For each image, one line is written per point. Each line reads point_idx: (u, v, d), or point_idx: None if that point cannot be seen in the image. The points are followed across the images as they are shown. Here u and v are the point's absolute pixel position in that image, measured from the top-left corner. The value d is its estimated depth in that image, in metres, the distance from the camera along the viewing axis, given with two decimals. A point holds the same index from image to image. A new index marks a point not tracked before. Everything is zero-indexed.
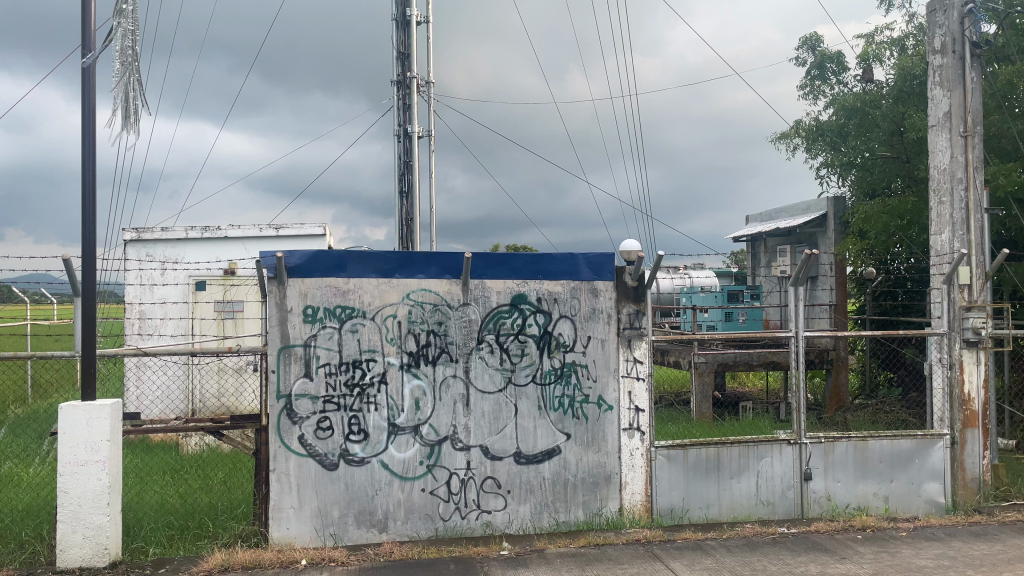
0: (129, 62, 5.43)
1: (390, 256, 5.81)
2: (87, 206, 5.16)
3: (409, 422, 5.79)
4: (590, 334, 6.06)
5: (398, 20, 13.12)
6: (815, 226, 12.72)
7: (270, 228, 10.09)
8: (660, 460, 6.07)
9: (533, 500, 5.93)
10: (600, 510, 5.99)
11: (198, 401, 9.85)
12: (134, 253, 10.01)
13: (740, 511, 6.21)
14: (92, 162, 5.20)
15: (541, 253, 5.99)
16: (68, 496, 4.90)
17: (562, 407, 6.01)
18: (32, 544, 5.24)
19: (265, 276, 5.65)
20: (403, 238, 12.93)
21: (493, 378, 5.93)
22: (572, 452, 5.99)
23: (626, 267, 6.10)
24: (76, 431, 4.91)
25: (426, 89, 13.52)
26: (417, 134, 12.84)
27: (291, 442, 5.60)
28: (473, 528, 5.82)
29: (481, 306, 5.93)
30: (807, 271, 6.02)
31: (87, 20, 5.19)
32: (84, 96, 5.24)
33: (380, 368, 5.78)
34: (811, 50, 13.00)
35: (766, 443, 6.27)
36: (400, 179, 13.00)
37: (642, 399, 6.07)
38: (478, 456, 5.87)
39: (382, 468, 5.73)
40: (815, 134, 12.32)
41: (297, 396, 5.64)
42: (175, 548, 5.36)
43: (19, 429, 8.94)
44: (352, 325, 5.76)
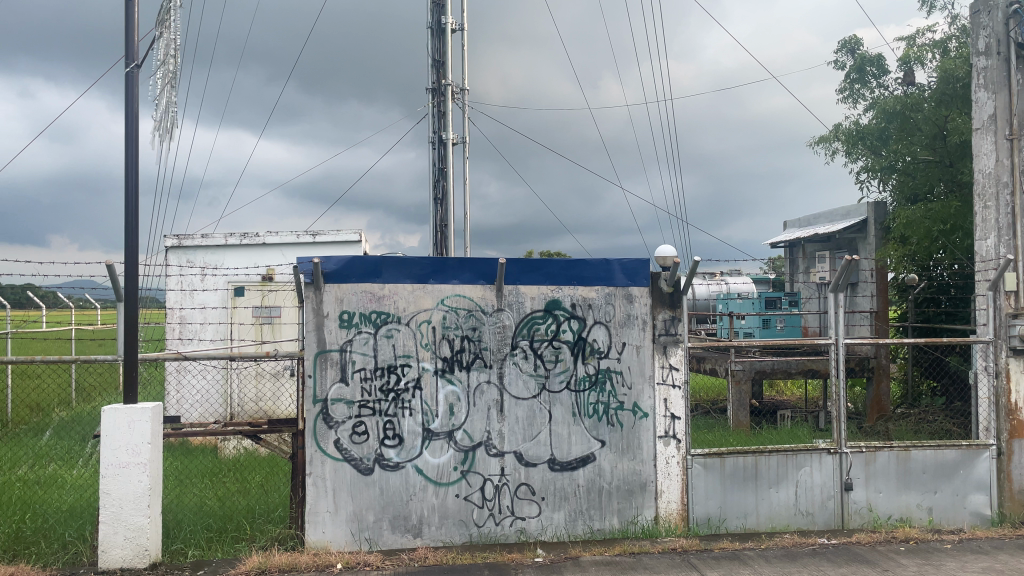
0: (170, 71, 5.54)
1: (424, 262, 5.83)
2: (130, 212, 5.26)
3: (443, 427, 5.80)
4: (625, 341, 6.02)
5: (433, 28, 13.22)
6: (854, 231, 12.51)
7: (307, 235, 10.22)
8: (696, 468, 5.99)
9: (567, 507, 5.90)
10: (636, 518, 5.93)
11: (236, 405, 10.01)
12: (175, 259, 10.21)
13: (779, 522, 6.11)
14: (135, 170, 5.30)
15: (575, 259, 5.97)
16: (110, 497, 4.98)
17: (596, 414, 5.97)
18: (75, 545, 5.35)
19: (301, 281, 5.71)
20: (437, 245, 12.98)
21: (527, 384, 5.92)
22: (607, 459, 5.95)
23: (661, 273, 6.07)
24: (119, 434, 5.00)
25: (461, 95, 13.59)
26: (451, 141, 12.91)
27: (327, 447, 5.64)
28: (507, 534, 5.80)
29: (515, 312, 5.93)
30: (848, 277, 5.90)
31: (131, 30, 5.31)
32: (128, 104, 5.35)
33: (415, 374, 5.81)
34: (850, 53, 12.81)
35: (805, 452, 6.17)
36: (435, 186, 13.06)
37: (678, 406, 6.02)
38: (512, 463, 5.85)
39: (417, 473, 5.74)
40: (854, 138, 12.12)
41: (333, 400, 5.68)
42: (214, 550, 5.43)
43: (63, 433, 9.17)
44: (387, 330, 5.79)
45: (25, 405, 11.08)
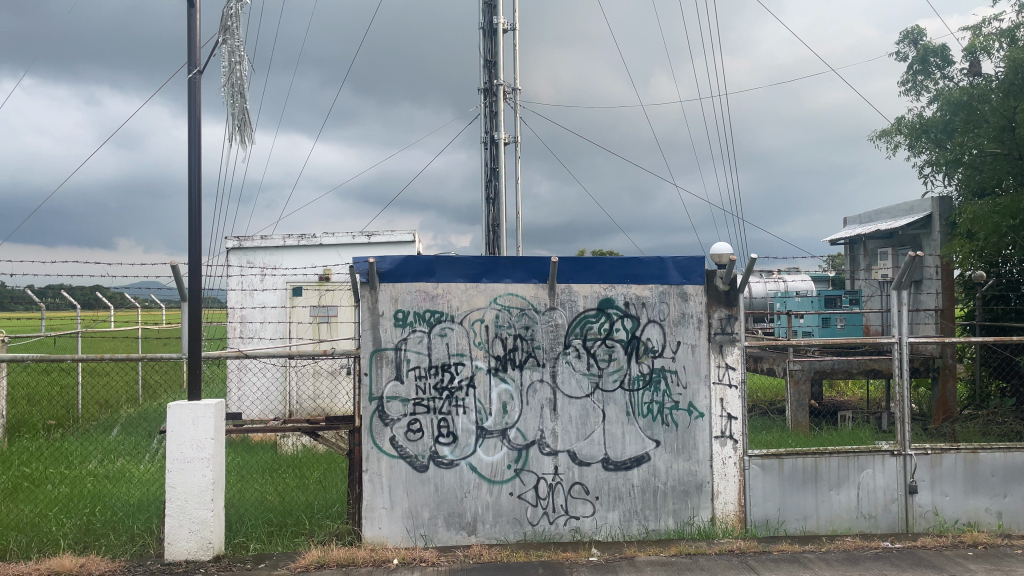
0: (233, 77, 5.67)
1: (477, 261, 5.87)
2: (194, 216, 5.41)
3: (497, 425, 5.82)
4: (679, 340, 5.96)
5: (484, 29, 13.27)
6: (918, 227, 12.14)
7: (362, 235, 10.37)
8: (754, 469, 5.89)
9: (621, 507, 5.86)
10: (692, 519, 5.87)
11: (295, 402, 10.23)
12: (236, 260, 10.48)
13: (840, 524, 5.97)
14: (198, 174, 5.46)
15: (629, 257, 5.93)
16: (176, 491, 5.14)
17: (650, 413, 5.92)
18: (142, 537, 5.52)
19: (357, 280, 5.81)
20: (489, 245, 13.03)
21: (581, 383, 5.90)
22: (662, 459, 5.89)
23: (717, 271, 5.98)
24: (183, 429, 5.15)
25: (512, 95, 13.62)
26: (503, 141, 12.96)
27: (383, 444, 5.72)
28: (561, 533, 5.80)
29: (568, 311, 5.92)
30: (911, 275, 5.73)
31: (194, 37, 5.46)
32: (192, 111, 5.51)
33: (468, 372, 5.84)
34: (913, 44, 12.42)
35: (867, 453, 6.02)
36: (487, 186, 13.12)
37: (735, 406, 5.93)
38: (566, 461, 5.84)
39: (471, 471, 5.78)
40: (918, 132, 11.79)
41: (388, 398, 5.76)
42: (274, 544, 5.56)
43: (130, 429, 9.49)
44: (441, 329, 5.84)
45: (95, 402, 11.51)
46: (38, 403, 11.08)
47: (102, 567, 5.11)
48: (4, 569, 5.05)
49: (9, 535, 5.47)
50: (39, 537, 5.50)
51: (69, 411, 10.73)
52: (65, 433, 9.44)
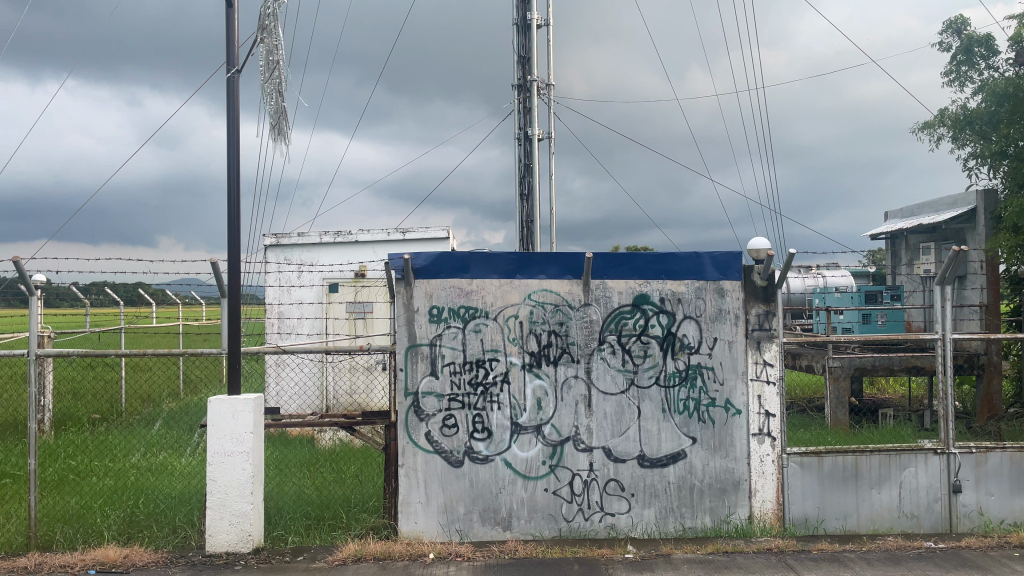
0: (271, 76, 5.74)
1: (511, 256, 5.87)
2: (233, 213, 5.49)
3: (532, 421, 5.82)
4: (716, 336, 5.90)
5: (518, 25, 13.25)
6: (962, 221, 11.86)
7: (397, 232, 10.43)
8: (792, 467, 5.82)
9: (657, 504, 5.83)
10: (729, 517, 5.81)
11: (332, 397, 10.33)
12: (273, 257, 10.62)
13: (882, 524, 5.87)
14: (237, 172, 5.54)
15: (665, 252, 5.89)
16: (217, 484, 5.22)
17: (686, 410, 5.88)
18: (184, 529, 5.62)
19: (393, 277, 5.85)
20: (524, 241, 13.02)
21: (616, 380, 5.88)
22: (698, 457, 5.84)
23: (754, 266, 5.91)
24: (224, 423, 5.23)
25: (547, 91, 13.59)
26: (537, 137, 12.93)
27: (418, 439, 5.75)
28: (597, 529, 5.78)
29: (602, 307, 5.89)
30: (955, 269, 5.61)
31: (233, 37, 5.54)
32: (230, 109, 5.59)
33: (503, 368, 5.85)
34: (957, 34, 12.12)
35: (909, 452, 5.91)
36: (521, 181, 13.10)
37: (773, 403, 5.86)
38: (601, 458, 5.83)
39: (505, 466, 5.79)
40: (961, 123, 11.35)
41: (423, 394, 5.79)
42: (312, 537, 5.62)
43: (172, 424, 9.67)
44: (475, 325, 5.85)
45: (138, 397, 11.75)
46: (83, 397, 11.36)
47: (145, 558, 5.21)
48: (51, 560, 5.18)
49: (56, 526, 5.63)
50: (84, 528, 5.64)
51: (113, 405, 10.97)
52: (110, 426, 9.66)
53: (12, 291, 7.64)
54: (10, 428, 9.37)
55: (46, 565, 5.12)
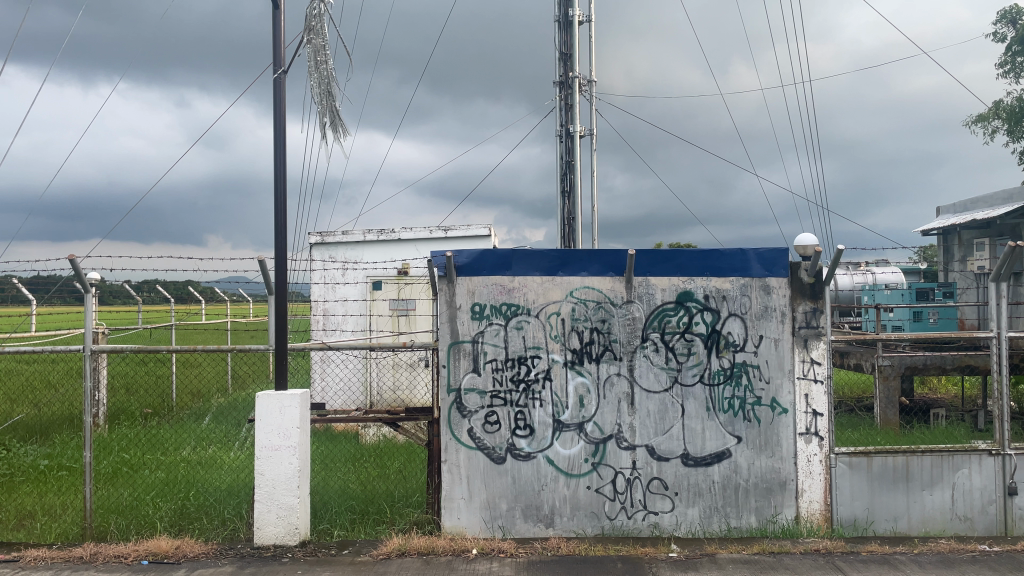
0: (315, 76, 5.81)
1: (553, 253, 5.86)
2: (280, 212, 5.58)
3: (574, 419, 5.81)
4: (762, 333, 5.82)
5: (560, 21, 13.22)
6: (1018, 216, 11.48)
7: (439, 230, 10.49)
8: (840, 467, 5.71)
9: (701, 503, 5.77)
10: (775, 518, 5.73)
11: (376, 393, 10.44)
12: (319, 255, 10.78)
13: (934, 526, 5.73)
14: (284, 171, 5.62)
15: (709, 249, 5.82)
16: (264, 478, 5.31)
17: (731, 409, 5.81)
18: (233, 521, 5.74)
19: (435, 274, 5.89)
20: (565, 238, 12.99)
21: (659, 377, 5.83)
22: (743, 456, 5.77)
23: (801, 263, 5.81)
24: (271, 418, 5.33)
25: (589, 87, 13.53)
26: (579, 133, 12.88)
27: (461, 435, 5.78)
28: (640, 528, 5.75)
29: (645, 304, 5.85)
30: (1011, 266, 5.44)
31: (280, 38, 5.63)
32: (277, 109, 5.68)
33: (545, 365, 5.85)
34: (1012, 23, 11.75)
35: (962, 452, 5.75)
36: (563, 179, 13.08)
37: (821, 402, 5.76)
38: (644, 456, 5.79)
39: (548, 464, 5.79)
40: (1017, 116, 11.16)
41: (466, 390, 5.81)
42: (357, 531, 5.70)
43: (221, 419, 9.88)
44: (517, 322, 5.86)
45: (188, 392, 12.03)
46: (136, 392, 11.66)
47: (196, 549, 5.32)
48: (106, 550, 5.32)
49: (111, 517, 5.79)
50: (137, 520, 5.79)
51: (164, 400, 11.25)
52: (161, 420, 9.90)
53: (68, 290, 7.87)
54: (67, 422, 9.66)
55: (101, 555, 5.26)
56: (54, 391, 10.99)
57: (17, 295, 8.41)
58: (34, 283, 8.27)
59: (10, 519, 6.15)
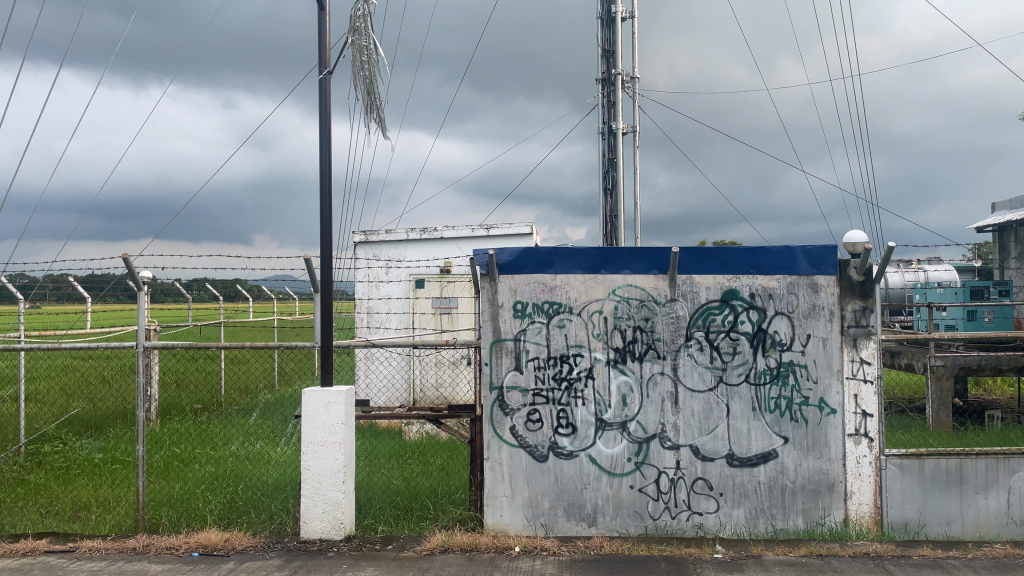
0: (360, 76, 5.86)
1: (596, 251, 5.83)
2: (326, 210, 5.66)
3: (616, 418, 5.78)
4: (810, 333, 5.72)
5: (602, 18, 13.16)
6: None
7: (482, 228, 10.54)
8: (891, 469, 5.58)
9: (747, 505, 5.69)
10: (823, 520, 5.63)
11: (418, 391, 10.52)
12: (363, 253, 10.93)
13: (988, 531, 5.58)
14: (329, 170, 5.70)
15: (754, 246, 5.74)
16: (310, 473, 5.39)
17: (778, 409, 5.72)
18: (280, 516, 5.83)
19: (477, 273, 5.90)
20: (607, 236, 12.93)
21: (703, 377, 5.77)
22: (790, 457, 5.68)
23: (850, 261, 5.70)
24: (317, 413, 5.40)
25: (632, 83, 13.44)
26: (621, 131, 12.80)
27: (503, 432, 5.79)
28: (684, 528, 5.70)
29: (689, 303, 5.79)
30: None
31: (325, 39, 5.70)
32: (323, 109, 5.75)
33: (587, 364, 5.82)
34: None
35: (1019, 456, 5.58)
36: (605, 176, 13.02)
37: (871, 403, 5.64)
38: (688, 456, 5.73)
39: (590, 463, 5.77)
40: None
41: (508, 388, 5.82)
42: (401, 527, 5.75)
43: (268, 414, 10.07)
44: (560, 320, 5.85)
45: (236, 389, 12.27)
46: (186, 388, 11.93)
47: (244, 542, 5.42)
48: (158, 542, 5.45)
49: (162, 510, 5.94)
50: (188, 513, 5.92)
51: (213, 396, 11.49)
52: (211, 416, 10.12)
53: (121, 288, 8.08)
54: (120, 416, 9.92)
55: (153, 547, 5.39)
56: (108, 386, 11.30)
57: (72, 293, 8.66)
58: (89, 281, 8.50)
59: (66, 511, 6.35)
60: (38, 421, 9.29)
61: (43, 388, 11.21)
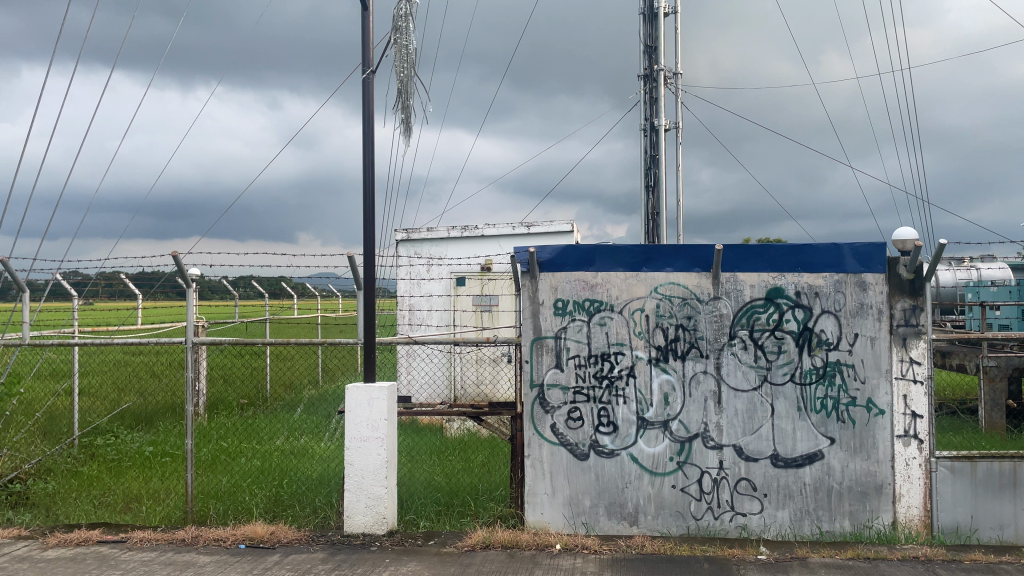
0: (402, 75, 5.90)
1: (637, 249, 5.80)
2: (369, 208, 5.72)
3: (658, 416, 5.74)
4: (857, 332, 5.61)
5: (644, 14, 13.08)
6: None
7: (523, 225, 10.55)
8: (941, 472, 5.44)
9: (792, 506, 5.61)
10: (870, 523, 5.52)
11: (459, 388, 10.59)
12: (405, 251, 11.04)
13: None
14: (372, 168, 5.75)
15: (799, 244, 5.65)
16: (354, 468, 5.45)
17: (824, 409, 5.62)
18: (324, 510, 5.92)
19: (518, 270, 5.91)
20: (649, 233, 12.84)
21: (747, 376, 5.69)
22: (837, 458, 5.58)
23: (899, 258, 5.58)
24: (360, 409, 5.46)
25: (675, 79, 13.33)
26: (664, 127, 12.69)
27: (544, 430, 5.79)
28: (727, 529, 5.63)
29: (733, 301, 5.72)
30: None
31: (368, 39, 5.75)
32: (366, 107, 5.81)
33: (628, 362, 5.79)
34: None
35: None
36: (647, 173, 12.93)
37: (920, 404, 5.51)
38: (732, 456, 5.66)
39: (632, 461, 5.74)
40: None
41: (549, 386, 5.82)
42: (442, 523, 5.79)
43: (311, 410, 10.22)
44: (600, 318, 5.82)
45: (281, 384, 12.48)
46: (232, 383, 12.17)
47: (290, 535, 5.51)
48: (206, 533, 5.57)
49: (210, 503, 6.07)
50: (235, 506, 6.04)
51: (258, 391, 11.70)
52: (256, 411, 10.31)
53: (171, 285, 8.26)
54: (170, 410, 10.17)
55: (202, 538, 5.51)
56: (158, 381, 11.59)
57: (125, 290, 8.83)
58: (140, 279, 8.71)
59: (118, 502, 6.53)
60: (91, 415, 9.57)
61: (97, 382, 11.54)
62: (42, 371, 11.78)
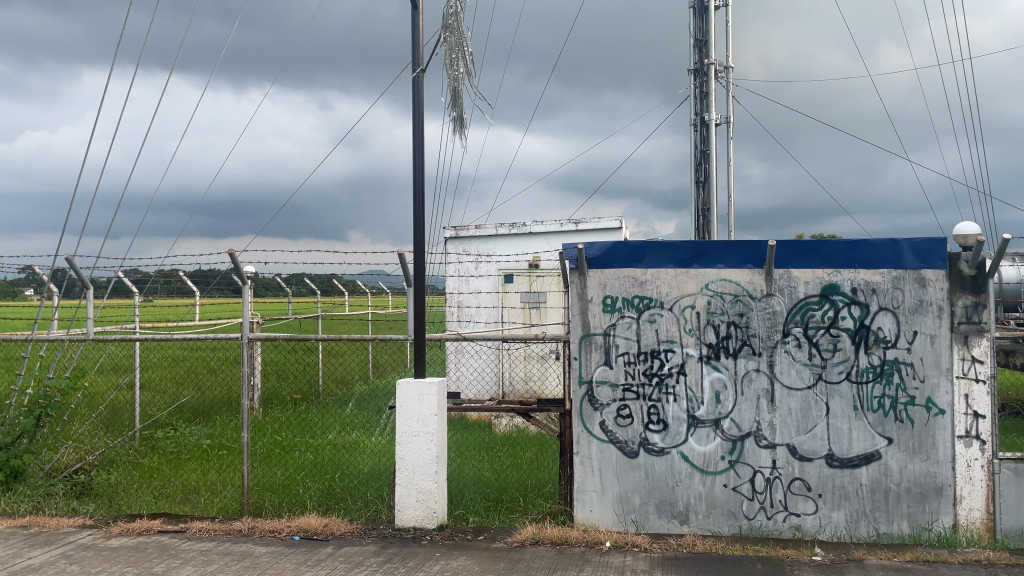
0: (452, 73, 5.94)
1: (688, 245, 5.74)
2: (418, 206, 5.77)
3: (709, 415, 5.67)
4: (916, 329, 5.46)
5: (695, 8, 12.95)
6: None
7: (571, 222, 10.53)
8: (1005, 474, 5.28)
9: (848, 507, 5.49)
10: (930, 525, 5.38)
11: (507, 384, 10.65)
12: (454, 248, 11.13)
13: None
14: (421, 166, 5.81)
15: (855, 239, 5.52)
16: (405, 462, 5.52)
17: (881, 408, 5.49)
18: (375, 503, 6.00)
19: (567, 266, 5.90)
20: (700, 230, 12.69)
21: (801, 374, 5.59)
22: (895, 458, 5.44)
23: (960, 254, 5.42)
24: (410, 405, 5.52)
25: (726, 73, 13.15)
26: (714, 122, 12.54)
27: (593, 428, 5.77)
28: (781, 529, 5.55)
29: (787, 298, 5.62)
30: None
31: (418, 38, 5.81)
32: (415, 106, 5.86)
33: (679, 359, 5.74)
34: None
35: None
36: (697, 169, 12.78)
37: (983, 403, 5.35)
38: (785, 456, 5.57)
39: (682, 460, 5.68)
40: None
41: (598, 383, 5.80)
42: (491, 518, 5.83)
43: (362, 406, 10.37)
44: (650, 314, 5.78)
45: (332, 380, 12.69)
46: (286, 378, 12.42)
47: (342, 527, 5.61)
48: (262, 525, 5.70)
49: (265, 495, 6.20)
50: (289, 498, 6.17)
51: (310, 387, 11.92)
52: (309, 406, 10.51)
53: (227, 282, 8.47)
54: (226, 405, 10.42)
55: (258, 530, 5.64)
56: (215, 376, 11.90)
57: (183, 287, 9.09)
58: (198, 276, 8.95)
59: (177, 493, 6.72)
60: (152, 408, 9.87)
61: (156, 377, 11.90)
62: (106, 366, 12.19)
